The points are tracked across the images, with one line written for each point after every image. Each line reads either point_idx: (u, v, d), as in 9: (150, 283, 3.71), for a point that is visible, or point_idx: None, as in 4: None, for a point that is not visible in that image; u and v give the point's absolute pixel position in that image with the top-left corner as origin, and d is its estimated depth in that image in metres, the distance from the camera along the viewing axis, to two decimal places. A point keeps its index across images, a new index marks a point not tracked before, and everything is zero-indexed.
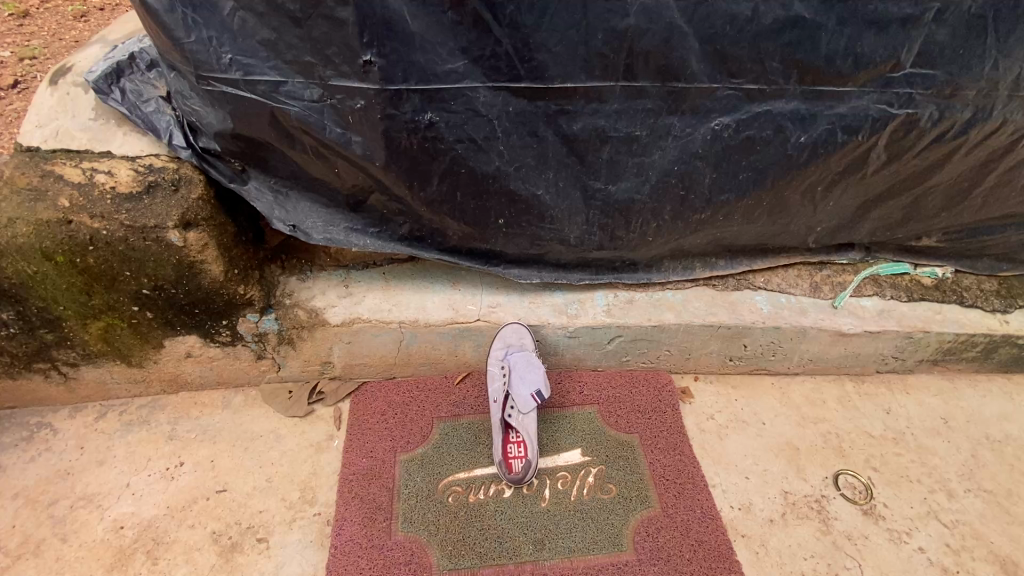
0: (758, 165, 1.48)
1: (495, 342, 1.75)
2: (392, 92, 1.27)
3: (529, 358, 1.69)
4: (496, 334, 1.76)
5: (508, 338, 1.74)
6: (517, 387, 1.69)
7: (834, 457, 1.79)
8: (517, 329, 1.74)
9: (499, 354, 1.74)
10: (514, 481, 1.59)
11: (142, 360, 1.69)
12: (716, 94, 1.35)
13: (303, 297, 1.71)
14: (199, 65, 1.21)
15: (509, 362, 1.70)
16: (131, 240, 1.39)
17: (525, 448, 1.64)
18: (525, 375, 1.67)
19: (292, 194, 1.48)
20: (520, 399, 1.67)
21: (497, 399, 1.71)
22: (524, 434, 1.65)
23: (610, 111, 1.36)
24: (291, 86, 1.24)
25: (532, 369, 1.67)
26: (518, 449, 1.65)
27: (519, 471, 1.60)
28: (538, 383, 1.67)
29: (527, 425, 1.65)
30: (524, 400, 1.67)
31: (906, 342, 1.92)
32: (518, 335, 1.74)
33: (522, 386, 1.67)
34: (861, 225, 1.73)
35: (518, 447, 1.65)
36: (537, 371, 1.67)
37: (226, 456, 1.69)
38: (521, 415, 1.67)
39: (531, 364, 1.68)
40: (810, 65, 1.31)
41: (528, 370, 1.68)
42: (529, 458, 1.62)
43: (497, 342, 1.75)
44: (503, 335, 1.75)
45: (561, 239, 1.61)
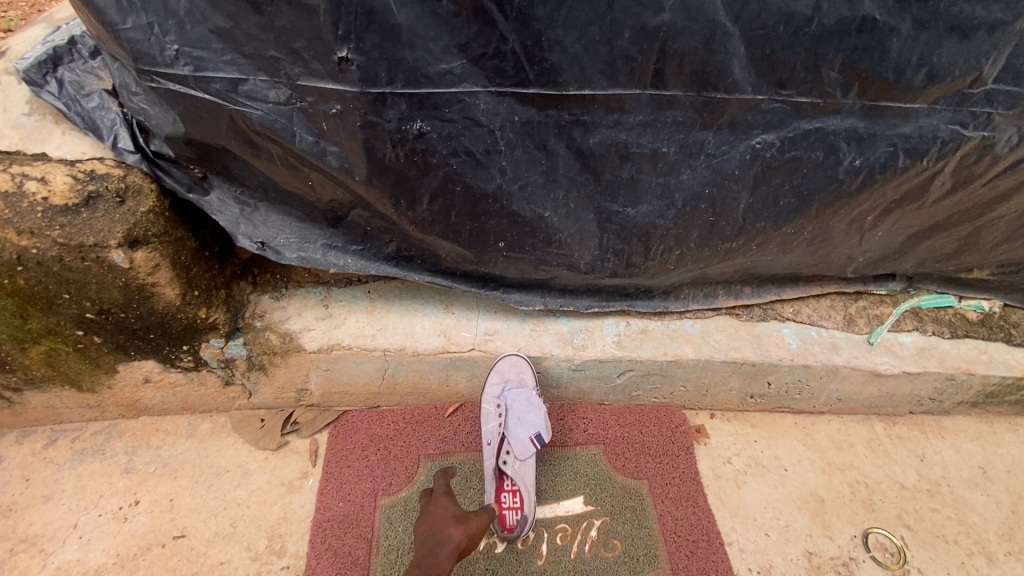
0: (803, 191, 1.27)
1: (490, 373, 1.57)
2: (374, 95, 1.05)
3: (529, 397, 1.52)
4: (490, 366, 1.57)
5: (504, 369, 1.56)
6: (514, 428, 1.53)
7: (863, 512, 1.62)
8: (515, 362, 1.56)
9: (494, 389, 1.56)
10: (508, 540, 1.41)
11: (94, 385, 1.51)
12: (760, 107, 1.14)
13: (275, 319, 1.51)
14: (139, 56, 0.99)
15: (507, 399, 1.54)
16: (67, 260, 1.19)
17: (521, 499, 1.46)
18: (524, 417, 1.52)
19: (262, 206, 1.29)
20: (519, 445, 1.51)
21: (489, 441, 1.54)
22: (521, 483, 1.47)
23: (633, 124, 1.15)
24: (252, 85, 1.03)
25: (532, 410, 1.52)
26: (512, 500, 1.46)
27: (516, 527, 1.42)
28: (538, 426, 1.52)
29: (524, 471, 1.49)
30: (522, 445, 1.50)
31: (946, 384, 1.73)
32: (518, 367, 1.55)
33: (522, 428, 1.52)
34: (909, 255, 1.53)
35: (512, 496, 1.47)
36: (537, 411, 1.53)
37: (186, 494, 1.51)
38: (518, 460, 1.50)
39: (532, 403, 1.53)
40: (875, 77, 1.10)
41: (529, 410, 1.53)
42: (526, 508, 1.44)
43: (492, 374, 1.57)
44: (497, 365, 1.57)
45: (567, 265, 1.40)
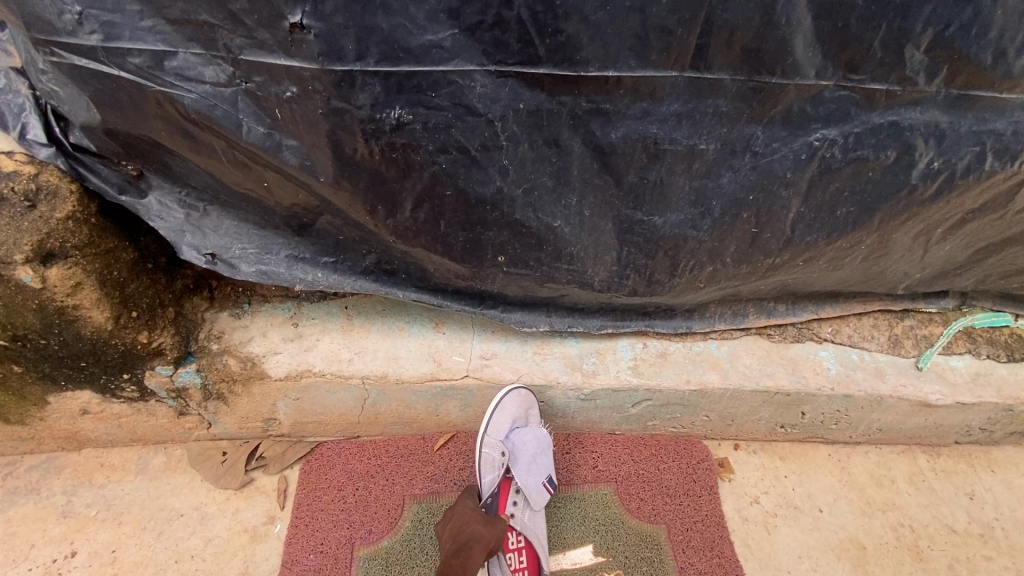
0: (865, 199, 1.05)
1: (496, 409, 1.34)
2: (341, 75, 0.82)
3: (541, 439, 1.36)
4: (497, 401, 1.34)
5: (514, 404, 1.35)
6: (523, 475, 1.34)
7: (908, 561, 1.42)
8: (527, 396, 1.35)
9: (501, 429, 1.34)
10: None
11: (23, 417, 1.29)
12: (823, 95, 0.92)
13: (235, 341, 1.29)
14: (33, 22, 0.77)
15: (517, 442, 1.34)
16: None
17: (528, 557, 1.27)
18: (535, 460, 1.35)
19: (212, 210, 1.07)
20: (530, 493, 1.32)
21: (493, 492, 1.31)
22: (534, 539, 1.28)
23: (666, 115, 0.93)
24: (181, 60, 0.80)
25: (542, 451, 1.36)
26: (518, 559, 1.27)
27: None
28: (547, 470, 1.36)
29: (535, 527, 1.30)
30: (535, 494, 1.33)
31: (1002, 414, 1.53)
32: (529, 401, 1.36)
33: (533, 474, 1.34)
34: (973, 271, 1.32)
35: (518, 557, 1.27)
36: (546, 453, 1.37)
37: (133, 543, 1.31)
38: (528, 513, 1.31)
39: (543, 447, 1.37)
40: (970, 58, 0.88)
41: (541, 454, 1.36)
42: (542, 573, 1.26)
43: (499, 410, 1.34)
44: (506, 400, 1.34)
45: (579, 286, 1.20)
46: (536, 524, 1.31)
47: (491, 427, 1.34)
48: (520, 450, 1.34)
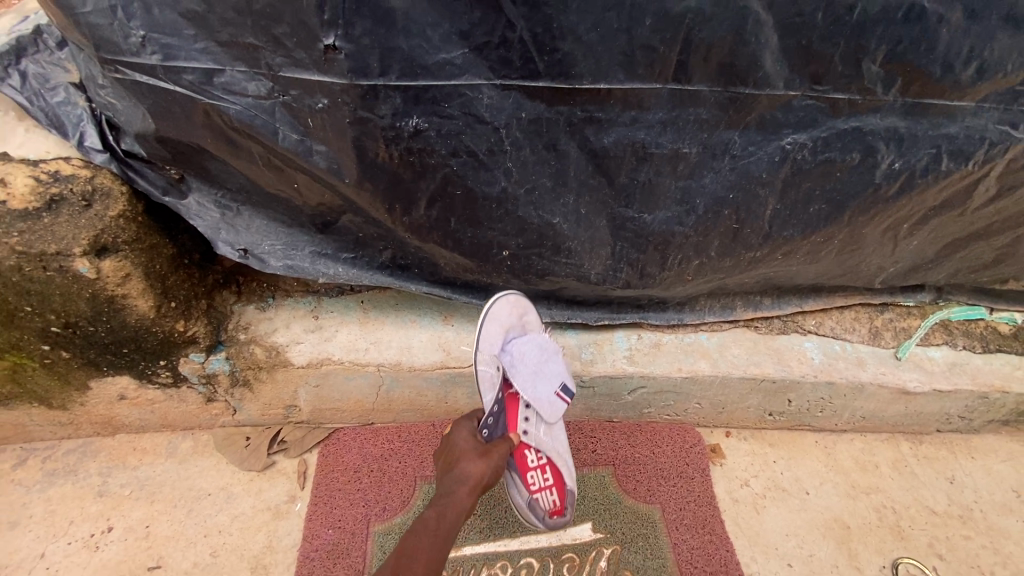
0: (835, 197, 1.16)
1: (488, 323, 1.28)
2: (365, 88, 0.94)
3: (543, 343, 1.34)
4: (489, 313, 1.28)
5: (504, 312, 1.30)
6: (531, 390, 1.31)
7: (891, 540, 1.50)
8: (518, 302, 1.32)
9: (495, 343, 1.29)
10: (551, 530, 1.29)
11: (66, 402, 1.40)
12: (792, 104, 1.03)
13: (260, 332, 1.40)
14: (102, 44, 0.89)
15: (516, 353, 1.31)
16: (26, 269, 1.07)
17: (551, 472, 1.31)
18: (541, 368, 1.32)
19: (244, 210, 1.19)
20: (541, 403, 1.31)
21: (499, 407, 1.26)
22: (553, 454, 1.32)
23: (653, 122, 1.04)
24: (228, 76, 0.92)
25: (548, 358, 1.34)
26: (541, 475, 1.31)
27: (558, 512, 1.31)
28: (556, 377, 1.33)
29: (551, 443, 1.32)
30: (548, 404, 1.31)
31: (978, 402, 1.62)
32: (521, 308, 1.34)
33: (542, 386, 1.31)
34: (944, 265, 1.42)
35: (541, 473, 1.31)
36: (553, 359, 1.34)
37: (164, 520, 1.40)
38: (542, 430, 1.32)
39: (547, 352, 1.34)
40: (921, 71, 1.00)
41: (546, 361, 1.34)
42: (568, 487, 1.30)
43: (489, 321, 1.28)
44: (497, 310, 1.29)
45: (578, 273, 1.28)
46: (553, 441, 1.33)
47: (484, 342, 1.28)
48: (520, 359, 1.31)
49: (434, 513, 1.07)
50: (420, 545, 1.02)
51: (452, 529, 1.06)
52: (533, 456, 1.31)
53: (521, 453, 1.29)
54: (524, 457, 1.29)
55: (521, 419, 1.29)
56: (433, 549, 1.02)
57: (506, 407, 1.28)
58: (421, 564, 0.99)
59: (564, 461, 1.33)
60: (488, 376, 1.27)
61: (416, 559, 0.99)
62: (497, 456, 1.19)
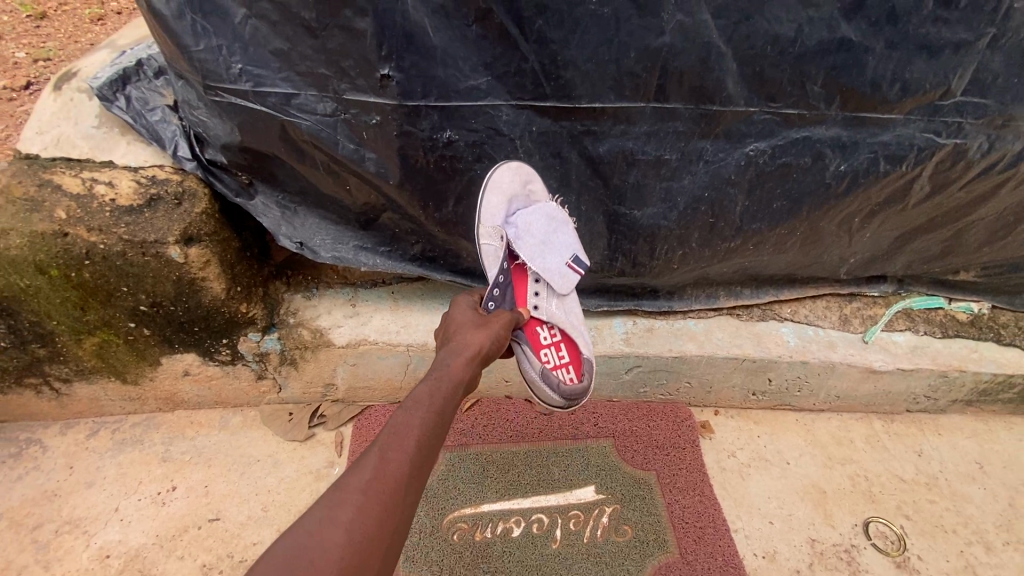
0: (794, 195, 1.39)
1: (489, 193, 1.29)
2: (410, 108, 1.20)
3: (552, 212, 1.34)
4: (489, 183, 1.28)
5: (507, 180, 1.29)
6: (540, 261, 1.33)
7: (863, 503, 1.68)
8: (520, 170, 1.30)
9: (498, 214, 1.31)
10: (569, 398, 1.25)
11: (138, 377, 1.62)
12: (752, 118, 1.27)
13: (307, 316, 1.64)
14: (207, 74, 1.14)
15: (522, 225, 1.32)
16: (129, 255, 1.31)
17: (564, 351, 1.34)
18: (548, 239, 1.33)
19: (301, 209, 1.42)
20: (550, 274, 1.33)
21: (504, 280, 1.31)
22: (570, 324, 1.34)
23: (639, 133, 1.28)
24: (303, 99, 1.17)
25: (556, 230, 1.34)
26: (554, 354, 1.33)
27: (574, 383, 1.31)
28: (565, 248, 1.35)
29: (564, 317, 1.34)
30: (558, 276, 1.34)
31: (940, 381, 1.81)
32: (525, 175, 1.31)
33: (551, 257, 1.34)
34: (898, 256, 1.64)
35: (555, 350, 1.34)
36: (563, 231, 1.35)
37: (220, 481, 1.60)
38: (554, 303, 1.35)
39: (555, 222, 1.34)
40: (856, 90, 1.24)
41: (555, 232, 1.35)
42: (585, 355, 1.31)
43: (491, 192, 1.29)
44: (499, 178, 1.28)
45: (578, 217, 1.41)
46: (566, 313, 1.35)
47: (485, 214, 1.31)
48: (526, 231, 1.32)
49: (426, 390, 0.98)
50: (414, 419, 0.91)
51: (448, 400, 0.99)
52: (546, 333, 1.35)
53: (533, 328, 1.32)
54: (536, 332, 1.32)
55: (530, 294, 1.35)
56: (429, 421, 0.92)
57: (512, 282, 1.35)
58: (418, 437, 0.88)
59: (578, 333, 1.33)
60: (491, 250, 1.32)
61: (411, 431, 0.88)
62: (496, 324, 1.19)
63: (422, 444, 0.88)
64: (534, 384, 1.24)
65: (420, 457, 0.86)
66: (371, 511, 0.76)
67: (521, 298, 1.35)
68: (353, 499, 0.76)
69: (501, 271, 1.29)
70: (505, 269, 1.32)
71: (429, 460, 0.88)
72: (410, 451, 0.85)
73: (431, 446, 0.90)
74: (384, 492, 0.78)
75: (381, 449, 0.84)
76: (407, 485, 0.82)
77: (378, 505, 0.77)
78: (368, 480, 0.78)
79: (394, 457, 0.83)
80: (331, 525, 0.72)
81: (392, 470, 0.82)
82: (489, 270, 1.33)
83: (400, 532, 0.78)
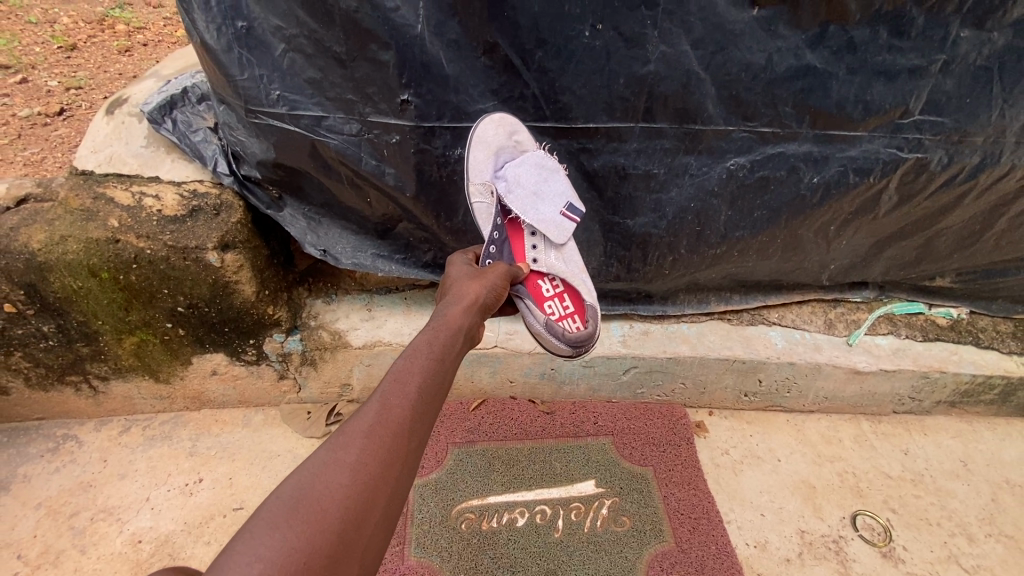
0: (771, 205, 1.56)
1: (475, 148, 1.39)
2: (426, 128, 1.40)
3: (541, 160, 1.42)
4: (473, 139, 1.38)
5: (490, 135, 1.39)
6: (534, 211, 1.43)
7: (851, 497, 1.76)
8: (503, 121, 1.39)
9: (487, 170, 1.42)
10: (576, 344, 1.37)
11: (170, 376, 1.74)
12: (731, 135, 1.44)
13: (327, 319, 1.77)
14: (249, 99, 1.31)
15: (511, 176, 1.41)
16: (171, 259, 1.45)
17: (568, 301, 1.48)
18: (540, 188, 1.42)
19: (325, 220, 1.57)
20: (544, 223, 1.43)
21: (500, 236, 1.42)
22: (571, 273, 1.46)
23: (629, 150, 1.46)
24: (333, 121, 1.35)
25: (547, 177, 1.42)
26: (560, 305, 1.48)
27: (579, 330, 1.43)
28: (557, 196, 1.44)
29: (562, 266, 1.46)
30: (553, 224, 1.44)
31: (922, 382, 1.91)
32: (508, 126, 1.39)
33: (543, 205, 1.43)
34: (875, 263, 1.77)
35: (560, 301, 1.48)
36: (553, 177, 1.43)
37: (243, 473, 1.71)
38: (553, 255, 1.47)
39: (545, 170, 1.42)
40: (822, 111, 1.40)
41: (544, 180, 1.43)
42: (588, 303, 1.45)
43: (477, 148, 1.39)
44: (482, 133, 1.38)
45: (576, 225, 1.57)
46: (567, 263, 1.47)
47: (474, 171, 1.42)
48: (516, 182, 1.42)
49: (423, 342, 1.03)
50: (413, 368, 0.95)
51: (448, 347, 1.04)
52: (549, 284, 1.48)
53: (536, 282, 1.45)
54: (538, 286, 1.45)
55: (527, 249, 1.47)
56: (428, 369, 0.96)
57: (509, 238, 1.47)
58: (417, 384, 0.92)
59: (579, 281, 1.46)
60: (484, 207, 1.45)
61: (410, 380, 0.93)
62: (492, 275, 1.29)
63: (423, 390, 0.92)
64: (541, 335, 1.37)
65: (421, 401, 0.90)
66: (374, 451, 0.80)
67: (520, 253, 1.47)
68: (357, 442, 0.81)
69: (495, 226, 1.41)
70: (500, 224, 1.43)
71: (431, 404, 0.92)
72: (410, 397, 0.90)
73: (432, 392, 0.94)
74: (386, 435, 0.83)
75: (382, 397, 0.88)
76: (409, 426, 0.86)
77: (381, 445, 0.81)
78: (371, 424, 0.83)
79: (395, 402, 0.88)
80: (336, 465, 0.77)
81: (393, 414, 0.86)
82: (485, 227, 1.45)
83: (405, 469, 0.82)
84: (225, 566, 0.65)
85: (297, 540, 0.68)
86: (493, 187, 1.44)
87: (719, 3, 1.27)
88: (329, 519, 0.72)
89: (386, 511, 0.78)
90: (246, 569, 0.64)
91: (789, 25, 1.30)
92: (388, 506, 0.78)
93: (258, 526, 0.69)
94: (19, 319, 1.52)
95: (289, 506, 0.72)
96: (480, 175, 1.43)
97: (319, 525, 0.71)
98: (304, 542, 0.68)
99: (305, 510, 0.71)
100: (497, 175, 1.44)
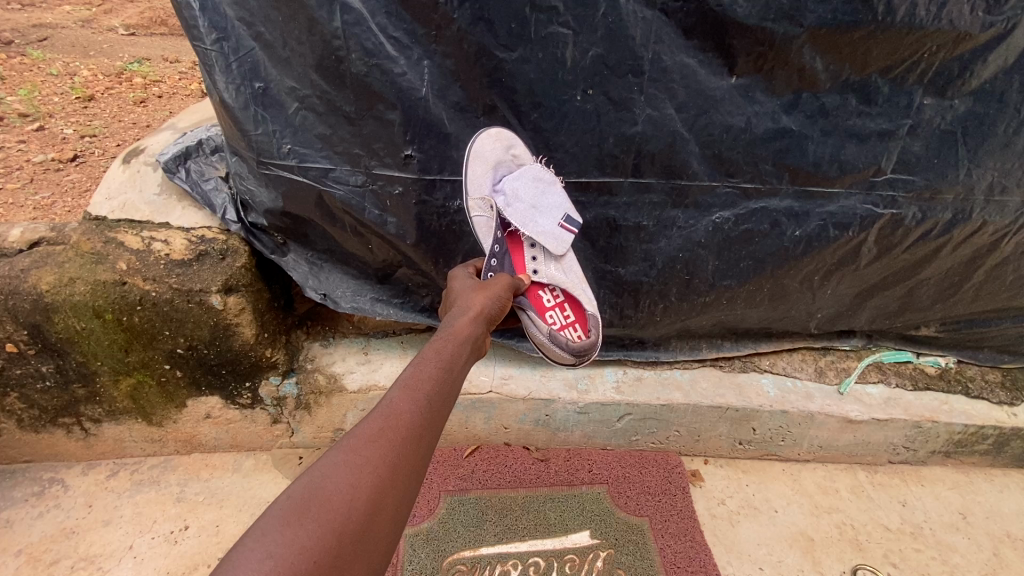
0: (757, 256, 1.64)
1: (473, 162, 1.43)
2: (428, 181, 1.49)
3: (539, 173, 1.47)
4: (471, 154, 1.43)
5: (488, 150, 1.44)
6: (534, 224, 1.49)
7: (850, 550, 1.73)
8: (500, 136, 1.44)
9: (485, 185, 1.47)
10: (578, 352, 1.53)
11: (163, 419, 1.73)
12: (715, 191, 1.54)
13: (324, 363, 1.79)
14: (262, 152, 1.39)
15: (510, 189, 1.47)
16: (176, 301, 1.49)
17: (568, 310, 1.61)
18: (539, 201, 1.49)
19: (326, 265, 1.62)
20: (545, 236, 1.50)
21: (501, 249, 1.51)
22: (572, 282, 1.56)
23: (620, 203, 1.55)
24: (339, 173, 1.43)
25: (545, 190, 1.48)
26: (561, 314, 1.61)
27: (581, 338, 1.58)
28: (557, 208, 1.49)
29: (562, 276, 1.56)
30: (553, 236, 1.50)
31: (915, 432, 1.91)
32: (505, 140, 1.44)
33: (542, 217, 1.49)
34: (861, 312, 1.82)
35: (562, 310, 1.61)
36: (551, 189, 1.48)
37: (231, 521, 1.67)
38: (553, 266, 1.57)
39: (543, 182, 1.48)
40: (800, 168, 1.50)
41: (542, 194, 1.48)
42: (589, 312, 1.56)
43: (475, 163, 1.43)
44: (479, 149, 1.43)
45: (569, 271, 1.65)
46: (567, 273, 1.57)
47: (474, 187, 1.46)
48: (514, 197, 1.48)
49: (431, 352, 1.06)
50: (421, 375, 0.98)
51: (456, 357, 1.08)
52: (550, 295, 1.59)
53: (537, 293, 1.57)
54: (539, 297, 1.57)
55: (527, 260, 1.57)
56: (435, 377, 0.99)
57: (509, 250, 1.56)
58: (425, 392, 0.95)
59: (580, 290, 1.56)
60: (484, 221, 1.51)
61: (420, 387, 0.95)
62: (496, 287, 1.36)
63: (430, 396, 0.95)
64: (546, 345, 1.52)
65: (430, 407, 0.93)
66: (384, 454, 0.82)
67: (521, 265, 1.58)
68: (367, 444, 0.83)
69: (495, 239, 1.48)
70: (500, 237, 1.51)
71: (438, 410, 0.95)
72: (419, 403, 0.92)
73: (440, 398, 0.97)
74: (395, 438, 0.85)
75: (391, 402, 0.91)
76: (418, 430, 0.88)
77: (389, 448, 0.84)
78: (381, 428, 0.86)
79: (403, 408, 0.90)
80: (347, 468, 0.79)
81: (402, 419, 0.88)
82: (486, 240, 1.52)
83: (412, 474, 0.84)
84: (236, 560, 0.67)
85: (308, 538, 0.71)
86: (492, 201, 1.50)
87: (700, 72, 1.39)
88: (337, 520, 0.74)
89: (394, 513, 0.80)
90: (256, 564, 0.66)
91: (764, 92, 1.42)
92: (395, 508, 0.80)
93: (269, 523, 0.71)
94: (19, 359, 1.54)
95: (298, 505, 0.74)
96: (478, 190, 1.48)
97: (329, 524, 0.73)
98: (314, 541, 0.71)
99: (315, 509, 0.74)
100: (495, 189, 1.50)
